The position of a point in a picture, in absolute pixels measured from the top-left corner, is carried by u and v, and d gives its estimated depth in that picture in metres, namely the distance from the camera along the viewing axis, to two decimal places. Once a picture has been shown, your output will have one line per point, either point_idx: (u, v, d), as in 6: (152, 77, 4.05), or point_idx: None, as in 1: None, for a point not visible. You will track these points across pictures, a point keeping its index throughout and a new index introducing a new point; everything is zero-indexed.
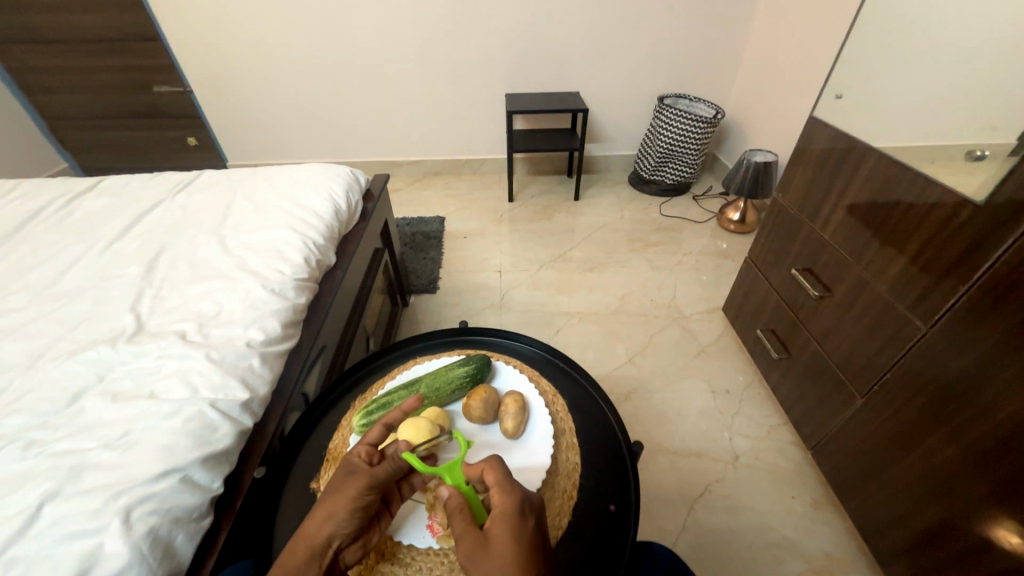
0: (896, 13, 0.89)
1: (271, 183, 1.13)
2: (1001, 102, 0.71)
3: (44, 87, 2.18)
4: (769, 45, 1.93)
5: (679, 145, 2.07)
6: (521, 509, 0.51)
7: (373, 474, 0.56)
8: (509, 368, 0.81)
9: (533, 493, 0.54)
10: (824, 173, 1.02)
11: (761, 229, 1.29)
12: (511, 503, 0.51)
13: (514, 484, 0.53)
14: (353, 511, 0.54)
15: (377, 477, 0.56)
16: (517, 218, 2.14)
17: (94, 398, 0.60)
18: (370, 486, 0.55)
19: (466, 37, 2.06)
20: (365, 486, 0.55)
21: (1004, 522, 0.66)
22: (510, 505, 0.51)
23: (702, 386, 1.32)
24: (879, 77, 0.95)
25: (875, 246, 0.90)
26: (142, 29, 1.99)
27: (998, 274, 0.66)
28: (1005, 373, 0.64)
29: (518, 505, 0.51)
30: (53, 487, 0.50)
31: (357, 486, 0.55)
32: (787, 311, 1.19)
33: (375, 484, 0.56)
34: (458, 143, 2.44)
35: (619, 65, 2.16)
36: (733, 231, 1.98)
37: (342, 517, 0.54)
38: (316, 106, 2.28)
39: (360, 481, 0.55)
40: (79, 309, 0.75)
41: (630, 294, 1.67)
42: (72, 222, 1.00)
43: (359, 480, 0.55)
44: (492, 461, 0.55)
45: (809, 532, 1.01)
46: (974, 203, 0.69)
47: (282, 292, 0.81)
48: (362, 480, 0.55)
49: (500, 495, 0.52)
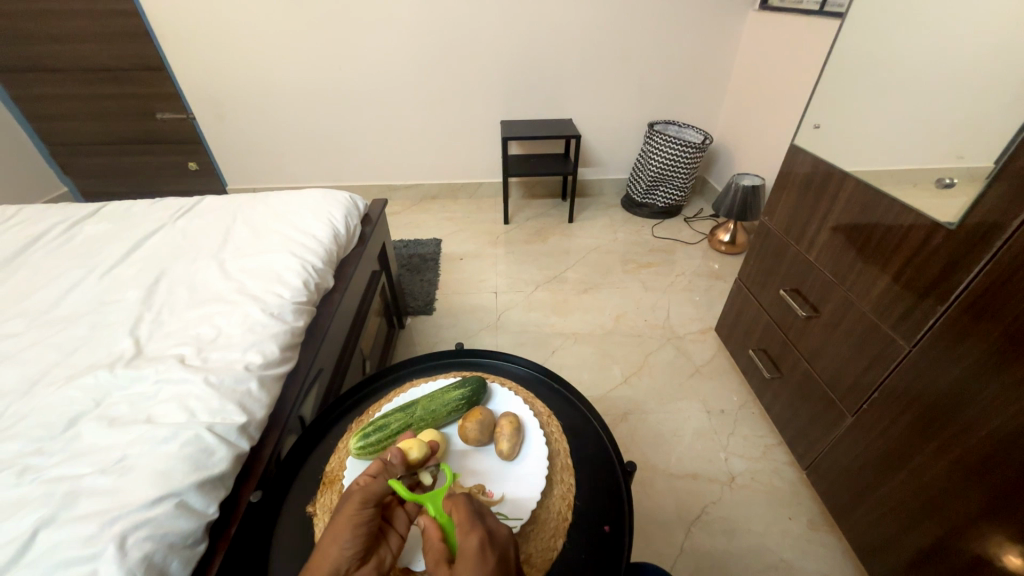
0: (867, 50, 0.95)
1: (271, 208, 1.16)
2: (967, 132, 0.75)
3: (48, 115, 2.23)
4: (752, 73, 2.03)
5: (670, 169, 2.13)
6: (482, 547, 0.51)
7: (369, 487, 0.57)
8: (505, 390, 0.82)
9: (498, 535, 0.53)
10: (809, 197, 1.06)
11: (749, 251, 1.32)
12: (470, 544, 0.51)
13: (473, 525, 0.53)
14: (358, 527, 0.54)
15: (373, 490, 0.57)
16: (512, 241, 2.18)
17: (91, 423, 0.61)
18: (368, 498, 0.57)
19: (462, 65, 2.14)
20: (364, 499, 0.56)
21: (1001, 541, 0.65)
22: (473, 540, 0.51)
23: (697, 407, 1.33)
24: (853, 108, 1.00)
25: (858, 268, 0.93)
26: (148, 59, 2.06)
27: (975, 292, 0.69)
28: (989, 388, 0.66)
29: (478, 544, 0.51)
30: (48, 513, 0.50)
31: (356, 502, 0.56)
32: (777, 331, 1.21)
33: (372, 497, 0.57)
34: (455, 168, 2.50)
35: (609, 93, 2.25)
36: (724, 253, 2.02)
37: (347, 537, 0.53)
38: (316, 132, 2.34)
39: (358, 496, 0.56)
40: (78, 334, 0.76)
41: (624, 315, 1.69)
42: (72, 247, 1.01)
43: (355, 496, 0.56)
44: (460, 498, 0.56)
45: (807, 553, 1.00)
46: (947, 226, 0.73)
47: (281, 316, 0.82)
48: (359, 495, 0.56)
49: (465, 533, 0.52)
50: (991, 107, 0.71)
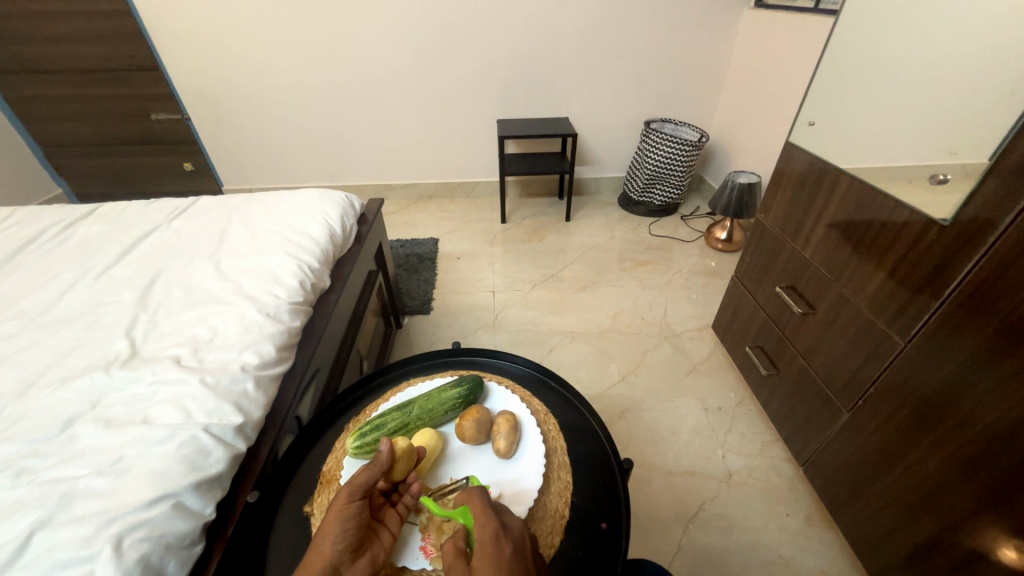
0: (862, 47, 0.95)
1: (267, 208, 1.16)
2: (961, 129, 0.75)
3: (41, 116, 2.22)
4: (748, 71, 2.03)
5: (666, 167, 2.14)
6: (498, 535, 0.53)
7: (355, 480, 0.58)
8: (502, 389, 0.82)
9: (513, 525, 0.55)
10: (803, 194, 1.06)
11: (745, 248, 1.32)
12: (487, 532, 0.53)
13: (491, 513, 0.55)
14: (345, 521, 0.55)
15: (358, 482, 0.57)
16: (509, 240, 2.18)
17: (87, 425, 0.61)
18: (354, 493, 0.57)
19: (458, 64, 2.14)
20: (350, 492, 0.56)
21: (999, 536, 0.65)
22: (489, 530, 0.53)
23: (694, 404, 1.33)
24: (847, 106, 1.00)
25: (854, 264, 0.93)
26: (142, 59, 2.05)
27: (969, 287, 0.69)
28: (984, 381, 0.66)
29: (495, 532, 0.53)
30: (45, 515, 0.50)
31: (344, 496, 0.56)
32: (773, 328, 1.21)
33: (359, 492, 0.57)
34: (451, 167, 2.50)
35: (605, 91, 2.25)
36: (721, 250, 2.02)
37: (336, 533, 0.54)
38: (312, 131, 2.33)
39: (344, 491, 0.57)
40: (74, 335, 0.75)
41: (622, 313, 1.69)
42: (67, 248, 1.01)
43: (342, 491, 0.57)
44: (473, 490, 0.58)
45: (804, 549, 1.01)
46: (940, 222, 0.73)
47: (278, 316, 0.82)
48: (345, 491, 0.57)
49: (483, 523, 0.54)
50: (985, 103, 0.71)
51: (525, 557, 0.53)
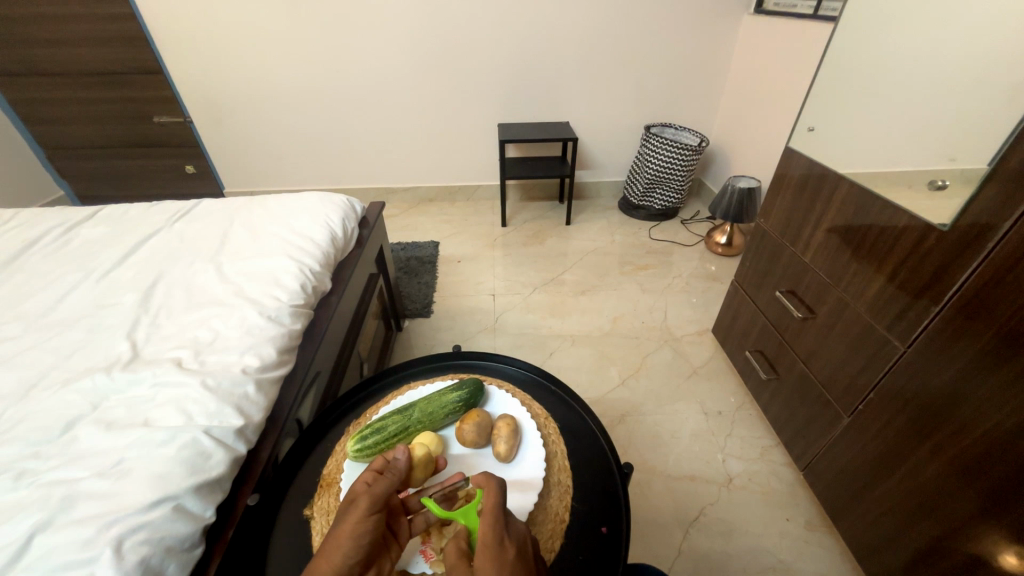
0: (860, 55, 0.96)
1: (268, 211, 1.16)
2: (959, 135, 0.76)
3: (44, 118, 2.23)
4: (747, 76, 2.04)
5: (666, 172, 2.14)
6: (502, 539, 0.53)
7: (375, 490, 0.57)
8: (502, 393, 0.82)
9: (520, 529, 0.55)
10: (803, 199, 1.07)
11: (745, 253, 1.32)
12: (491, 534, 0.53)
13: (497, 513, 0.55)
14: (361, 534, 0.53)
15: (378, 492, 0.57)
16: (509, 243, 2.19)
17: (88, 427, 0.61)
18: (374, 504, 0.56)
19: (459, 69, 2.15)
20: (370, 504, 0.55)
21: (1001, 543, 0.65)
22: (493, 532, 0.53)
23: (695, 408, 1.33)
24: (846, 112, 1.01)
25: (853, 269, 0.93)
26: (145, 63, 2.06)
27: (969, 292, 0.69)
28: (984, 386, 0.67)
29: (499, 534, 0.53)
30: (44, 517, 0.50)
31: (362, 507, 0.55)
32: (773, 333, 1.22)
33: (378, 502, 0.56)
34: (452, 171, 2.51)
35: (606, 96, 2.26)
36: (722, 255, 2.03)
37: (349, 546, 0.52)
38: (314, 134, 2.34)
39: (364, 502, 0.55)
40: (75, 337, 0.76)
41: (622, 316, 1.70)
42: (69, 250, 1.02)
43: (362, 502, 0.55)
44: (488, 486, 0.59)
45: (804, 554, 1.00)
46: (939, 228, 0.74)
47: (279, 319, 0.82)
48: (365, 503, 0.55)
49: (489, 522, 0.54)
50: (983, 110, 0.72)
51: (528, 561, 0.52)
